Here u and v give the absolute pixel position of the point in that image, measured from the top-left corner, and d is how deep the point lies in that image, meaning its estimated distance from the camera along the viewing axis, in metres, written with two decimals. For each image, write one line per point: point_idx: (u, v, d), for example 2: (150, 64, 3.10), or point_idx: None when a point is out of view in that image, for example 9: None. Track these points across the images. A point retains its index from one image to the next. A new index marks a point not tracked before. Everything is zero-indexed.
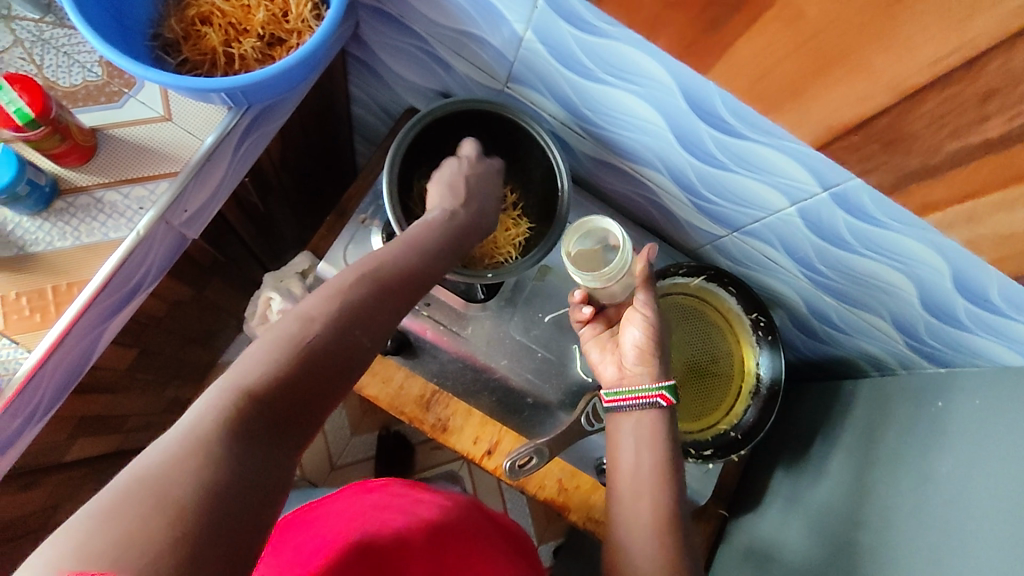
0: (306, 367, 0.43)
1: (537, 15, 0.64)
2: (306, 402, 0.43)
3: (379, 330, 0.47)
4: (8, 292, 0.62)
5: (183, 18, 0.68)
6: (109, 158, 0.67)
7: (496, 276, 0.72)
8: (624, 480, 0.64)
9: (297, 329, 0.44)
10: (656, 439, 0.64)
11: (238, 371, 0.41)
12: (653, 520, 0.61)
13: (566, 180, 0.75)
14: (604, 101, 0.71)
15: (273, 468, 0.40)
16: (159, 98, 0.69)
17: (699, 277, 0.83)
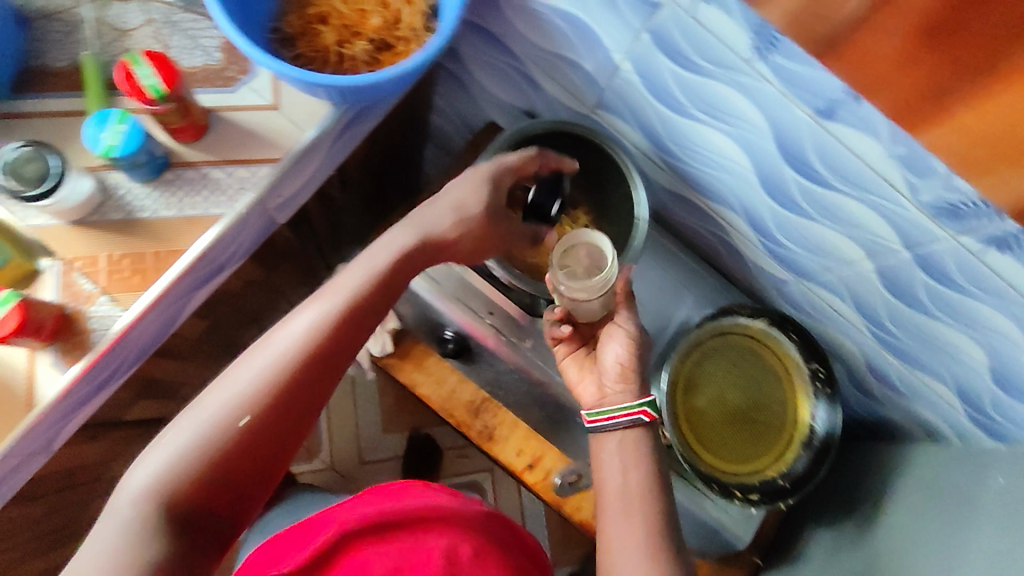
0: (264, 414, 0.51)
1: (639, 48, 0.66)
2: (266, 444, 0.51)
3: (284, 401, 0.52)
4: (111, 252, 0.65)
5: (303, 15, 0.71)
6: (219, 139, 0.70)
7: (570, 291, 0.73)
8: (607, 496, 0.61)
9: (217, 408, 0.50)
10: (640, 452, 0.63)
11: (178, 443, 0.49)
12: (641, 530, 0.58)
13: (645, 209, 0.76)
14: (690, 137, 0.73)
15: (225, 503, 0.50)
16: (270, 88, 0.73)
17: (762, 320, 0.83)
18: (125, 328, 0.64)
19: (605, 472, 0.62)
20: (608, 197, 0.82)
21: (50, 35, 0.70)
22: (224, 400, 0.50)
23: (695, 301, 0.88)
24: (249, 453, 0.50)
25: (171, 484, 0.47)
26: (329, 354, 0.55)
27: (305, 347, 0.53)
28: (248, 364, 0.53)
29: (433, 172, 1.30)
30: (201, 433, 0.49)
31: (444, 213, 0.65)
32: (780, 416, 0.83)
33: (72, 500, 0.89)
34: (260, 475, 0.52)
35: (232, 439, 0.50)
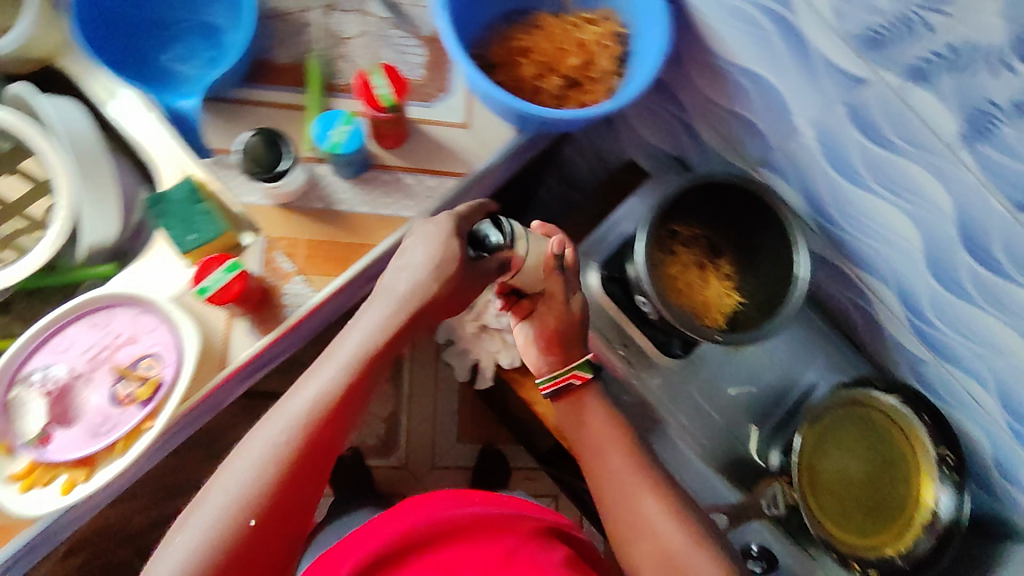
0: (261, 507, 0.53)
1: (828, 117, 0.69)
2: (270, 534, 0.53)
3: (291, 473, 0.55)
4: (311, 236, 0.71)
5: (507, 47, 0.76)
6: (415, 148, 0.76)
7: (726, 340, 0.74)
8: (592, 457, 0.73)
9: (226, 499, 0.53)
10: (599, 407, 0.75)
11: (188, 539, 0.51)
12: (626, 465, 0.70)
13: (806, 270, 0.76)
14: (859, 207, 0.75)
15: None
16: (464, 108, 0.78)
17: (894, 396, 0.84)
18: (316, 305, 0.69)
19: (585, 436, 0.74)
20: (761, 254, 0.84)
21: (279, 34, 0.75)
22: (226, 498, 0.53)
23: (824, 364, 0.89)
24: (252, 549, 0.52)
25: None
26: (321, 435, 0.57)
27: (289, 434, 0.56)
28: (243, 454, 0.55)
29: None
30: (205, 534, 0.51)
31: (408, 288, 0.63)
32: (901, 495, 0.82)
33: None
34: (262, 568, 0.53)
35: (233, 537, 0.52)
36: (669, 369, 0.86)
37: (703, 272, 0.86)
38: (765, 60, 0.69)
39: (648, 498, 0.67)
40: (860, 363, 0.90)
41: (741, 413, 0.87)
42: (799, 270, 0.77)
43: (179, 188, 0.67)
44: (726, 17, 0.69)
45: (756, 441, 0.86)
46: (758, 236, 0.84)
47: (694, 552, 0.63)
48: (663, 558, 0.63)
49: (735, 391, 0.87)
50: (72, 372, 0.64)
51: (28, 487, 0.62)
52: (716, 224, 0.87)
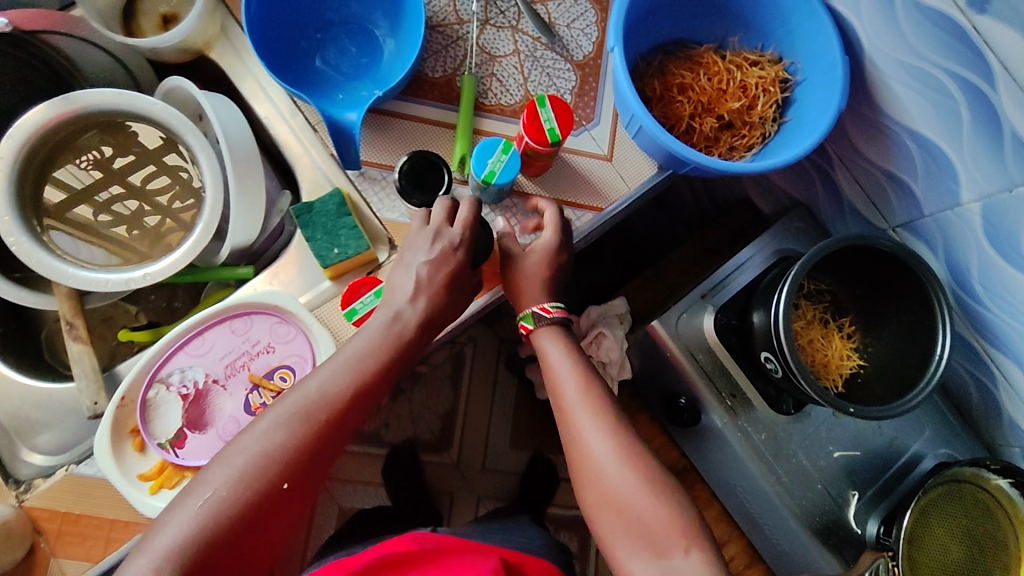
0: (274, 473, 0.53)
1: (1003, 197, 0.66)
2: (280, 501, 0.53)
3: (334, 418, 0.56)
4: None
5: (666, 81, 0.74)
6: (556, 177, 0.74)
7: (859, 412, 0.70)
8: (551, 387, 0.66)
9: (278, 425, 0.54)
10: (562, 348, 0.66)
11: (237, 449, 0.53)
12: (590, 411, 0.62)
13: (948, 346, 0.72)
14: (1012, 287, 0.71)
15: (248, 559, 0.52)
16: (608, 139, 0.76)
17: (1004, 478, 0.81)
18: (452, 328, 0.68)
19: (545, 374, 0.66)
20: (890, 319, 0.80)
21: (433, 46, 0.74)
22: (245, 458, 0.53)
23: (930, 436, 0.87)
24: (262, 510, 0.52)
25: (192, 546, 0.49)
26: (339, 415, 0.57)
27: (309, 409, 0.55)
28: (265, 419, 0.55)
29: None
30: (226, 489, 0.52)
31: (417, 286, 0.61)
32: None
33: None
34: (265, 534, 0.53)
35: (250, 498, 0.52)
36: (774, 423, 0.84)
37: (826, 330, 0.84)
38: (945, 129, 0.67)
39: (602, 436, 0.60)
40: (968, 443, 0.87)
41: (843, 479, 0.84)
42: (940, 346, 0.73)
43: (327, 200, 0.67)
44: (914, 79, 0.67)
45: (855, 506, 0.84)
46: (889, 300, 0.80)
47: (658, 509, 0.57)
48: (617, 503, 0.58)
49: (840, 455, 0.84)
50: (209, 377, 0.63)
51: (157, 488, 0.60)
52: (844, 280, 0.84)
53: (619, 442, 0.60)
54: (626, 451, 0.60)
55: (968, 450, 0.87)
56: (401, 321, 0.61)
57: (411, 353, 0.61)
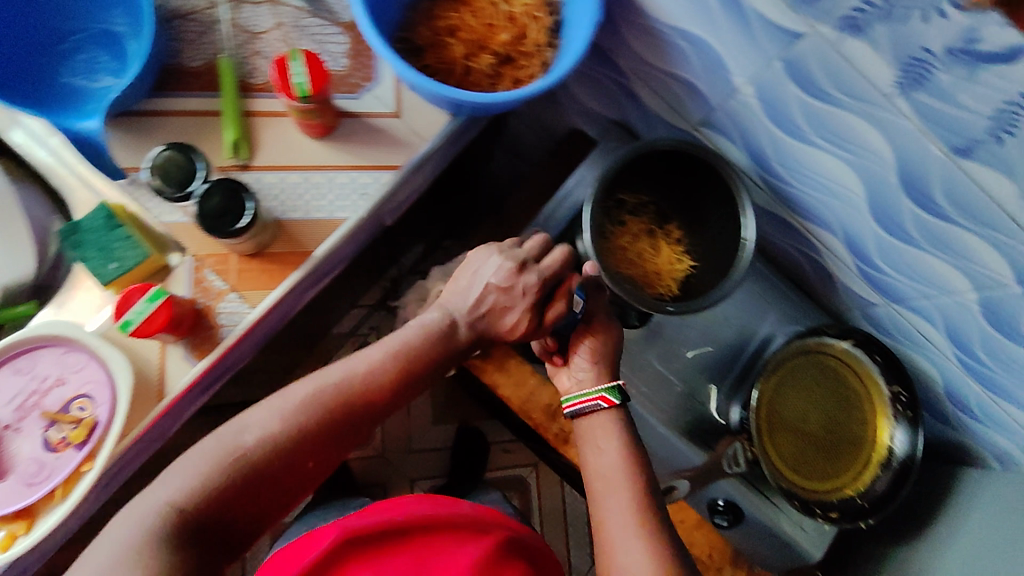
0: (303, 449, 0.57)
1: (767, 75, 0.67)
2: (294, 476, 0.57)
3: (371, 401, 0.61)
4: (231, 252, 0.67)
5: (433, 27, 0.71)
6: (347, 136, 0.71)
7: (676, 310, 0.74)
8: (592, 479, 0.68)
9: (320, 389, 0.59)
10: (612, 435, 0.69)
11: (279, 400, 0.58)
12: (626, 507, 0.64)
13: (754, 230, 0.77)
14: (801, 161, 0.74)
15: (265, 501, 0.55)
16: (393, 95, 0.73)
17: (847, 341, 0.87)
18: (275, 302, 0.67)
19: (589, 463, 0.68)
20: (707, 219, 0.85)
21: (185, 35, 0.70)
22: (280, 422, 0.56)
23: (777, 318, 0.92)
24: (276, 479, 0.56)
25: (227, 470, 0.53)
26: (378, 407, 0.62)
27: (353, 383, 0.61)
28: (326, 392, 0.59)
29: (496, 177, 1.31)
30: (271, 427, 0.56)
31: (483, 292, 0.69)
32: (856, 432, 0.86)
33: None
34: (273, 502, 0.56)
35: (272, 463, 0.55)
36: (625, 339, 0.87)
37: (653, 238, 0.88)
38: (703, 21, 0.67)
39: (638, 537, 0.62)
40: (812, 309, 0.93)
41: (701, 375, 0.89)
42: (747, 230, 0.77)
43: (94, 215, 0.63)
44: None
45: (716, 399, 0.89)
46: (703, 199, 0.84)
47: None
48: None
49: (692, 353, 0.88)
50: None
51: None
52: (663, 190, 0.87)
53: (653, 538, 0.62)
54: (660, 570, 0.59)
55: (812, 317, 0.93)
56: (449, 328, 0.69)
57: (449, 360, 0.68)
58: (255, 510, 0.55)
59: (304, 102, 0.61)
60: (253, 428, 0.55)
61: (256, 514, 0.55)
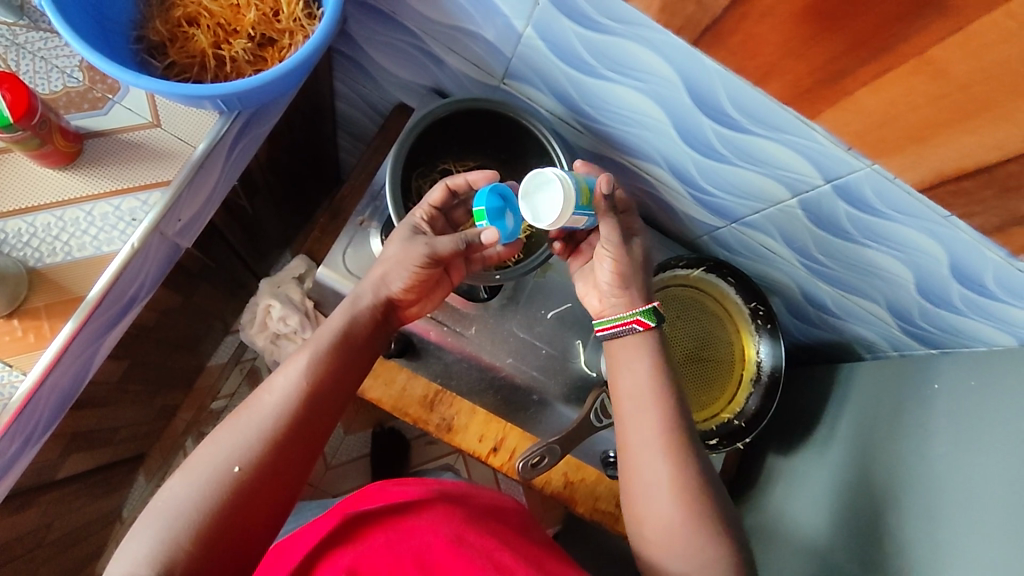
0: (261, 460, 0.54)
1: (540, 13, 0.63)
2: (267, 488, 0.54)
3: (323, 395, 0.59)
4: None
5: (169, 19, 0.64)
6: (99, 162, 0.64)
7: (502, 276, 0.74)
8: (628, 402, 0.63)
9: (266, 408, 0.57)
10: (645, 357, 0.64)
11: (225, 437, 0.55)
12: (660, 427, 0.61)
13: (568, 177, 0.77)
14: (602, 97, 0.72)
15: (244, 534, 0.52)
16: (146, 103, 0.66)
17: (699, 269, 0.87)
18: (63, 345, 0.61)
19: (624, 383, 0.64)
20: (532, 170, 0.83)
21: None
22: (219, 455, 0.54)
23: None
24: (249, 497, 0.53)
25: (183, 519, 0.50)
26: (320, 392, 0.59)
27: (290, 389, 0.58)
28: (254, 408, 0.57)
29: (349, 160, 1.23)
30: (211, 463, 0.53)
31: (377, 281, 0.66)
32: (723, 353, 0.89)
33: (24, 567, 0.84)
34: (265, 520, 0.54)
35: (226, 495, 0.52)
36: (479, 314, 0.82)
37: None
38: None
39: (664, 460, 0.60)
40: (662, 241, 0.94)
41: (565, 331, 0.84)
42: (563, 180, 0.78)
43: None
44: None
45: (585, 353, 0.83)
46: (525, 152, 0.83)
47: (698, 526, 0.58)
48: (665, 533, 0.59)
49: (552, 313, 0.84)
50: None
51: None
52: (487, 153, 0.86)
53: (678, 458, 0.60)
54: (681, 493, 0.59)
55: (670, 251, 0.95)
56: (384, 291, 0.66)
57: (388, 320, 0.68)
58: (238, 543, 0.52)
59: (11, 132, 0.56)
60: (196, 473, 0.52)
61: (244, 543, 0.52)
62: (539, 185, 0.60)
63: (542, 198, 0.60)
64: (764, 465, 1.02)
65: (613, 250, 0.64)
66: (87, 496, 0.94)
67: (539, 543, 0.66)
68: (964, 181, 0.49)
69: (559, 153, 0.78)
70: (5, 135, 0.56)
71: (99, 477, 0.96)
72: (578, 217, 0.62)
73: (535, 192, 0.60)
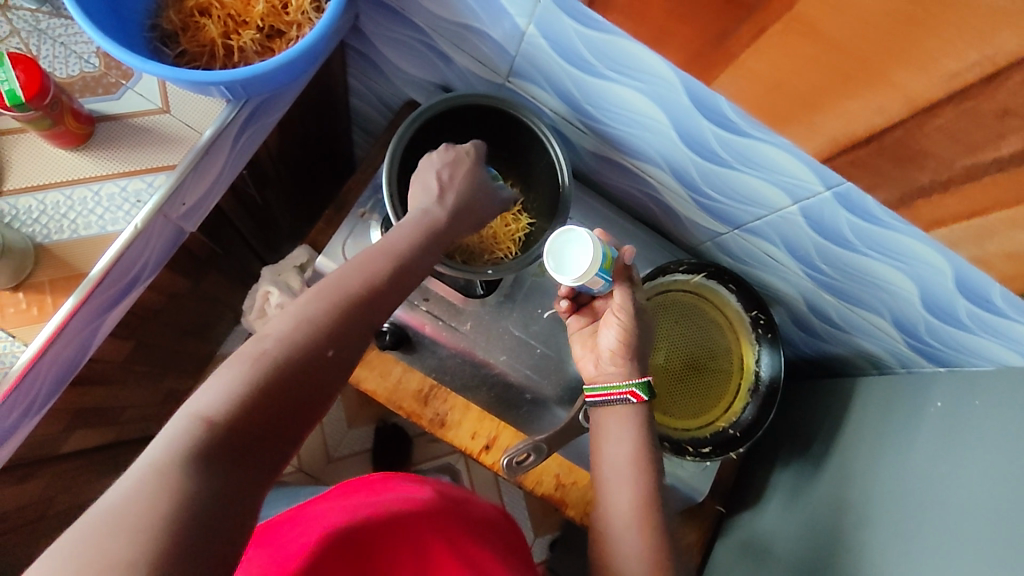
0: (341, 335, 0.50)
1: (541, 11, 0.63)
2: (339, 368, 0.50)
3: (398, 286, 0.56)
4: None
5: (182, 9, 0.67)
6: (109, 144, 0.66)
7: (496, 272, 0.73)
8: (608, 471, 0.66)
9: (346, 283, 0.53)
10: (629, 430, 0.67)
11: (305, 303, 0.51)
12: (636, 503, 0.64)
13: (568, 176, 0.78)
14: (604, 97, 0.72)
15: (307, 408, 0.48)
16: (157, 90, 0.68)
17: (699, 274, 0.86)
18: (63, 321, 0.62)
19: (607, 453, 0.67)
20: (535, 168, 0.84)
21: None
22: (299, 319, 0.49)
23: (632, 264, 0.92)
24: (321, 370, 0.49)
25: (260, 376, 0.46)
26: (396, 283, 0.56)
27: (371, 271, 0.55)
28: (334, 283, 0.53)
29: (362, 156, 1.25)
30: (293, 324, 0.49)
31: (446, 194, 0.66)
32: (724, 364, 0.87)
33: (25, 538, 0.86)
34: (318, 404, 0.49)
35: (304, 360, 0.48)
36: (476, 311, 0.83)
37: None
38: None
39: (637, 534, 0.63)
40: (665, 246, 0.94)
41: (561, 332, 0.83)
42: (563, 178, 0.78)
43: None
44: None
45: None
46: (528, 150, 0.83)
47: None
48: None
49: (549, 313, 0.83)
50: None
51: None
52: (492, 150, 0.86)
53: (649, 532, 0.63)
54: (652, 566, 0.63)
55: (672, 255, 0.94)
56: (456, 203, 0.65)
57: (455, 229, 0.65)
58: (301, 418, 0.48)
59: (23, 111, 0.58)
60: (277, 334, 0.48)
61: (305, 420, 0.48)
62: (570, 240, 0.65)
63: (570, 247, 0.65)
64: (765, 479, 1.00)
65: (623, 320, 0.68)
66: (91, 473, 0.97)
67: (516, 567, 0.65)
68: (958, 183, 0.48)
69: (560, 151, 0.78)
70: (16, 113, 0.58)
71: (104, 454, 0.99)
72: (595, 281, 0.65)
73: (566, 247, 0.65)
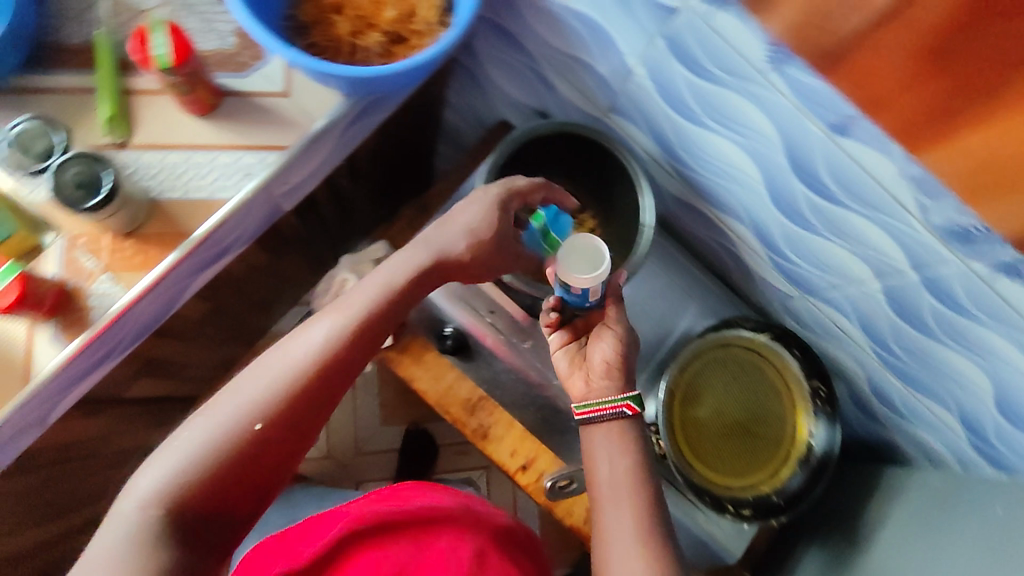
0: (344, 348, 0.57)
1: (655, 55, 0.65)
2: (341, 379, 0.57)
3: (403, 305, 0.62)
4: (103, 236, 0.67)
5: (318, 5, 0.71)
6: (230, 117, 0.71)
7: None
8: (601, 492, 0.62)
9: (356, 305, 0.59)
10: (629, 451, 0.63)
11: (317, 325, 0.58)
12: (635, 520, 0.59)
13: (650, 215, 0.79)
14: (700, 146, 0.73)
15: (315, 414, 0.56)
16: (282, 74, 0.72)
17: (766, 335, 0.86)
18: (162, 273, 0.67)
19: (599, 472, 0.63)
20: (618, 203, 0.85)
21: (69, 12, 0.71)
22: (308, 340, 0.56)
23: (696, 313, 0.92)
24: (327, 380, 0.56)
25: (278, 391, 0.54)
26: (401, 302, 0.62)
27: (378, 295, 0.60)
28: (346, 302, 0.60)
29: (444, 165, 1.29)
30: (303, 344, 0.56)
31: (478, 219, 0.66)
32: (775, 430, 0.85)
33: (75, 471, 0.90)
34: (304, 433, 0.55)
35: (313, 376, 0.55)
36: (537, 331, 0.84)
37: None
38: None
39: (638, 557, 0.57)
40: (732, 300, 0.94)
41: None
42: (646, 217, 0.79)
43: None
44: None
45: None
46: (614, 185, 0.85)
47: None
48: None
49: None
50: None
51: None
52: (578, 180, 0.88)
53: (652, 558, 0.57)
54: None
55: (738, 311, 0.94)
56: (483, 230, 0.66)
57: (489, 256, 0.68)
58: (312, 421, 0.55)
59: (167, 75, 0.64)
60: (291, 352, 0.56)
61: (314, 423, 0.56)
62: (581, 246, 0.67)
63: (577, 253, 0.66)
64: (798, 556, 0.97)
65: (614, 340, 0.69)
66: (143, 421, 1.00)
67: None
68: None
69: (646, 191, 0.79)
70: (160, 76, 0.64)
71: (158, 406, 1.03)
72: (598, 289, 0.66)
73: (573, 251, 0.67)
